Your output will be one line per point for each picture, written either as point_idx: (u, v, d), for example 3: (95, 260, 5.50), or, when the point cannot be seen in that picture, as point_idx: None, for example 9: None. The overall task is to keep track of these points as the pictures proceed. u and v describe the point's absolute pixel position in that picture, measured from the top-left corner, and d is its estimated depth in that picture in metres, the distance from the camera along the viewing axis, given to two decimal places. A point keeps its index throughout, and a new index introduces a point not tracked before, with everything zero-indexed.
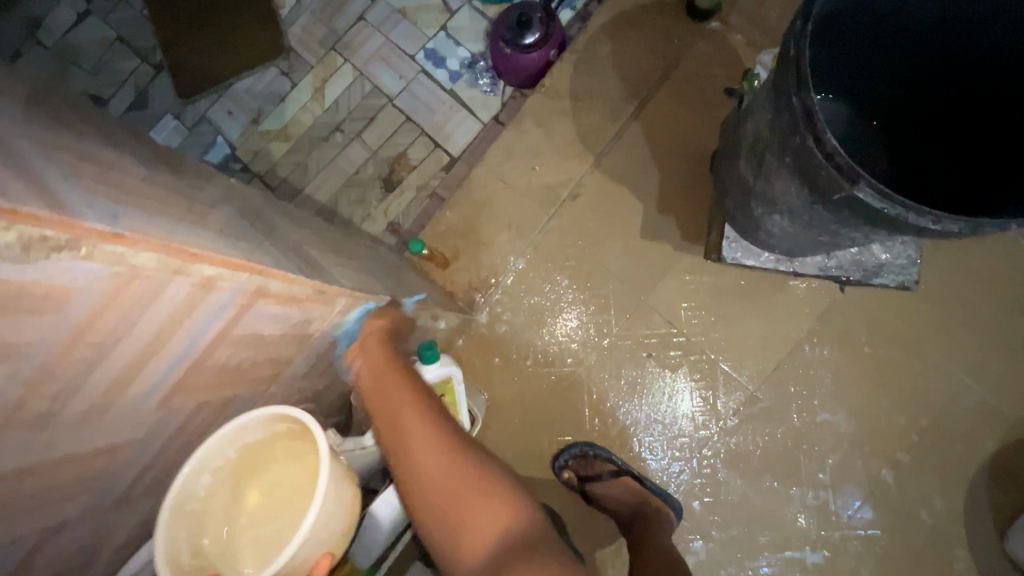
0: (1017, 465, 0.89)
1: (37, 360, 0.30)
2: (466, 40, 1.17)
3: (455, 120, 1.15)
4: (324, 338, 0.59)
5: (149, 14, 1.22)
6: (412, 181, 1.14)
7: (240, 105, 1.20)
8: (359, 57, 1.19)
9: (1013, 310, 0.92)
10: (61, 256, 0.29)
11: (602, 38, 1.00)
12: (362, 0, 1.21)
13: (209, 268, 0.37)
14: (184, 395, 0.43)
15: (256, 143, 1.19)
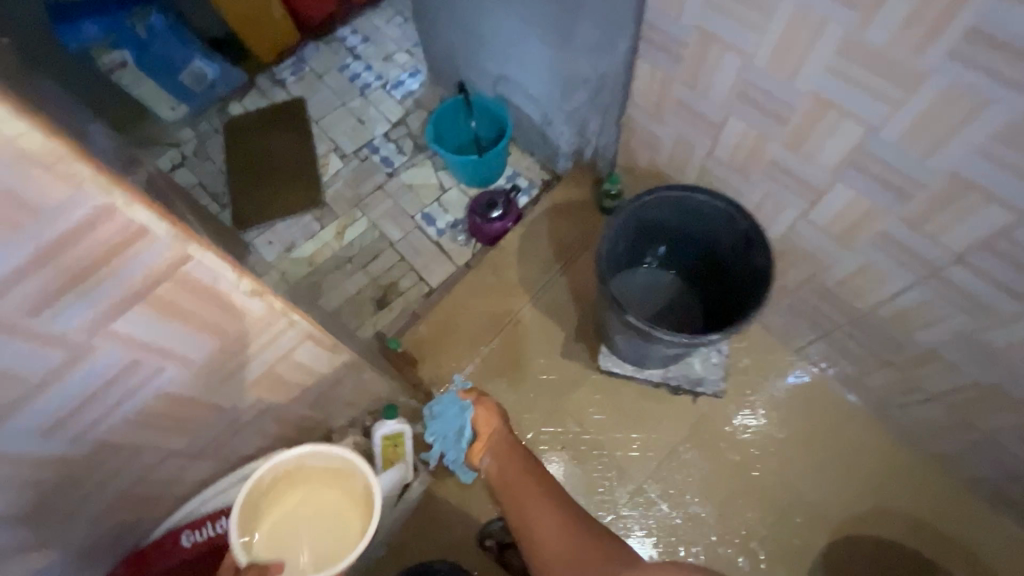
0: (838, 560, 1.19)
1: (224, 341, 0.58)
2: (453, 212, 1.73)
3: (436, 262, 1.65)
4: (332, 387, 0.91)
5: (225, 171, 1.89)
6: (398, 303, 1.61)
7: (279, 239, 1.75)
8: (373, 214, 1.77)
9: (832, 431, 1.28)
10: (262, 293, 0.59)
11: (542, 220, 1.53)
12: (382, 178, 1.83)
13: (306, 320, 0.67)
14: (251, 394, 0.71)
15: (286, 265, 1.71)
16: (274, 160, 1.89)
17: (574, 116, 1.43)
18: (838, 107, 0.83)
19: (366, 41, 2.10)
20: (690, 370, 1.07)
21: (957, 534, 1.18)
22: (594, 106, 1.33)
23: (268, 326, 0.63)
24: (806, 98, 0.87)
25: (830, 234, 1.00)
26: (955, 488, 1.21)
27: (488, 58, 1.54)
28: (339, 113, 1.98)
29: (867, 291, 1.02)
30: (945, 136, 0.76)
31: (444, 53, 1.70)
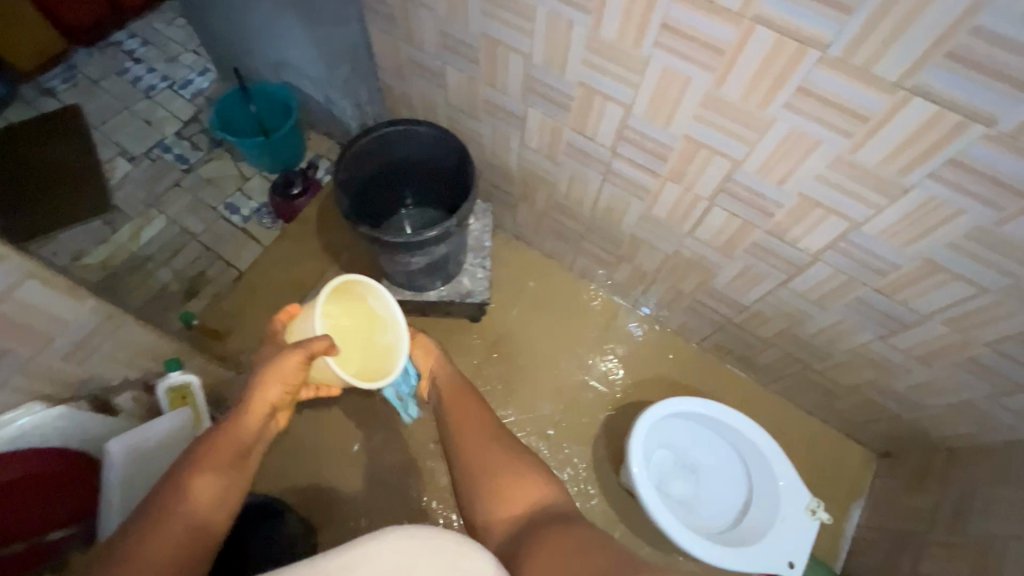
0: (615, 425, 1.48)
1: None
2: (257, 198, 1.76)
3: (243, 246, 1.68)
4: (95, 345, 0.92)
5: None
6: (208, 289, 1.60)
7: (64, 248, 1.66)
8: (171, 210, 1.74)
9: (601, 327, 1.58)
10: None
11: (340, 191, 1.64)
12: (177, 174, 1.80)
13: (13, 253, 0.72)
14: None
15: (75, 273, 1.62)
16: (50, 170, 1.78)
17: (346, 90, 1.55)
18: (502, 44, 1.01)
19: (144, 43, 2.03)
20: (459, 288, 1.29)
21: (695, 384, 1.53)
22: (358, 76, 1.46)
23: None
24: (483, 39, 1.03)
25: (545, 154, 1.22)
26: (690, 350, 1.56)
27: (258, 44, 1.60)
28: (122, 115, 1.90)
29: (583, 197, 1.27)
30: (564, 58, 0.95)
31: (219, 44, 1.72)
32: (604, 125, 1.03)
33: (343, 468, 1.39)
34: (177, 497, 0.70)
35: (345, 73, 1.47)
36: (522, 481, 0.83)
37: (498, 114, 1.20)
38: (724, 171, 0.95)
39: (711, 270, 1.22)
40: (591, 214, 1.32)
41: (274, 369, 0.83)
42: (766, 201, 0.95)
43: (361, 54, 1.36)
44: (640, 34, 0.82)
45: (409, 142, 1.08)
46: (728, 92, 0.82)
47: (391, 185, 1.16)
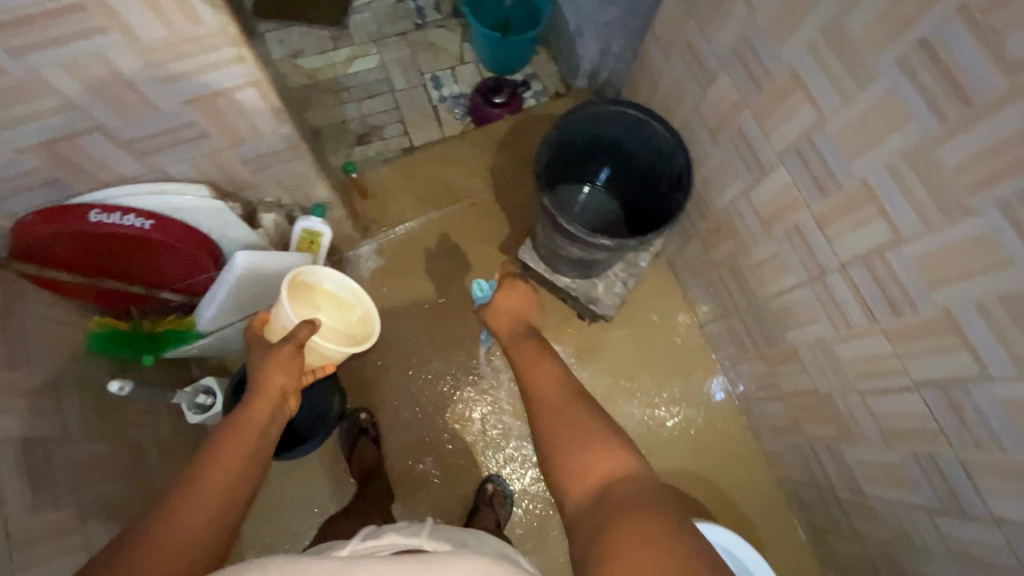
0: None
1: (168, 35, 0.64)
2: (461, 85, 1.74)
3: (426, 124, 1.69)
4: (272, 163, 0.95)
5: None
6: (377, 145, 1.65)
7: (289, 41, 1.75)
8: (385, 56, 1.76)
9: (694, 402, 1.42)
10: (215, 8, 0.63)
11: (535, 122, 1.56)
12: (408, 25, 1.80)
13: (251, 60, 0.72)
14: (183, 110, 0.75)
15: (286, 68, 1.72)
16: None
17: (601, 32, 1.43)
18: (804, 87, 0.84)
19: None
20: (590, 290, 1.18)
21: (750, 516, 1.35)
22: (621, 26, 1.32)
23: (208, 46, 0.67)
24: (787, 71, 0.86)
25: (760, 217, 1.05)
26: (767, 482, 1.37)
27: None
28: None
29: (768, 280, 1.11)
30: (868, 145, 0.78)
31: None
32: (856, 238, 0.85)
33: (387, 372, 1.38)
34: (209, 458, 0.72)
35: (612, 16, 1.34)
36: (599, 451, 0.77)
37: (741, 148, 1.04)
38: (961, 368, 0.77)
39: (851, 437, 1.04)
40: (764, 301, 1.15)
41: (272, 363, 0.86)
42: (984, 425, 0.78)
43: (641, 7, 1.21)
44: (987, 183, 0.66)
45: (637, 130, 0.97)
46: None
47: (589, 161, 1.07)
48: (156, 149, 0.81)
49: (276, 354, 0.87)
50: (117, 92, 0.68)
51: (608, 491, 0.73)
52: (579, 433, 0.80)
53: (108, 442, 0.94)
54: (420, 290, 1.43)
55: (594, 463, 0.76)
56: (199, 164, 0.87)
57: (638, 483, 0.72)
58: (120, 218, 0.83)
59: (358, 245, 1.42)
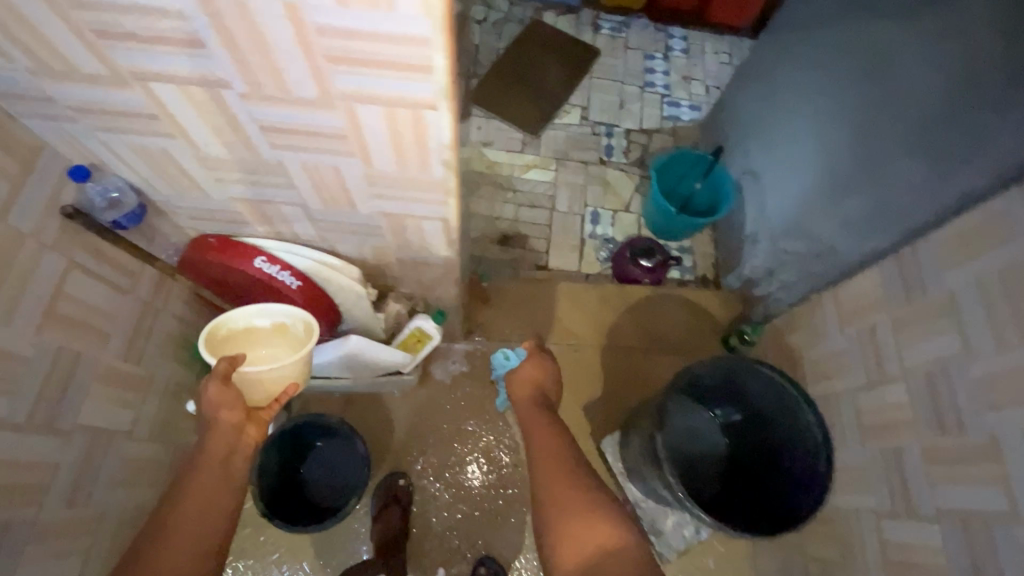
0: None
1: (392, 173, 0.68)
2: (616, 230, 1.76)
3: (567, 252, 1.71)
4: (423, 271, 0.99)
5: (499, 53, 2.03)
6: (515, 252, 1.70)
7: (484, 131, 1.88)
8: (559, 176, 1.83)
9: None
10: (447, 171, 0.67)
11: (670, 302, 1.51)
12: (592, 157, 1.88)
13: (453, 207, 0.75)
14: (375, 217, 0.80)
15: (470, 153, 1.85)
16: (535, 75, 1.99)
17: (775, 254, 1.38)
18: (1001, 468, 0.72)
19: (685, 51, 2.09)
20: (657, 520, 1.06)
21: None
22: (801, 262, 1.26)
23: (426, 189, 0.71)
24: (982, 436, 0.75)
25: (883, 550, 0.90)
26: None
27: (754, 147, 1.51)
28: (614, 84, 2.01)
29: None
30: None
31: (727, 113, 1.69)
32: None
33: (418, 481, 1.32)
34: (172, 512, 0.68)
35: (793, 247, 1.30)
36: (592, 518, 0.76)
37: (890, 467, 0.91)
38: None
39: None
40: None
41: (206, 406, 0.75)
42: None
43: (830, 260, 1.15)
44: None
45: (779, 397, 0.88)
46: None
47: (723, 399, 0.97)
48: (336, 230, 0.86)
49: (206, 397, 0.75)
50: (332, 193, 0.74)
51: (600, 562, 0.72)
52: (575, 501, 0.79)
53: (161, 445, 0.96)
54: (489, 412, 1.38)
55: (590, 533, 0.75)
56: (363, 250, 0.92)
57: (629, 562, 0.72)
58: (278, 271, 0.88)
59: (456, 343, 1.42)
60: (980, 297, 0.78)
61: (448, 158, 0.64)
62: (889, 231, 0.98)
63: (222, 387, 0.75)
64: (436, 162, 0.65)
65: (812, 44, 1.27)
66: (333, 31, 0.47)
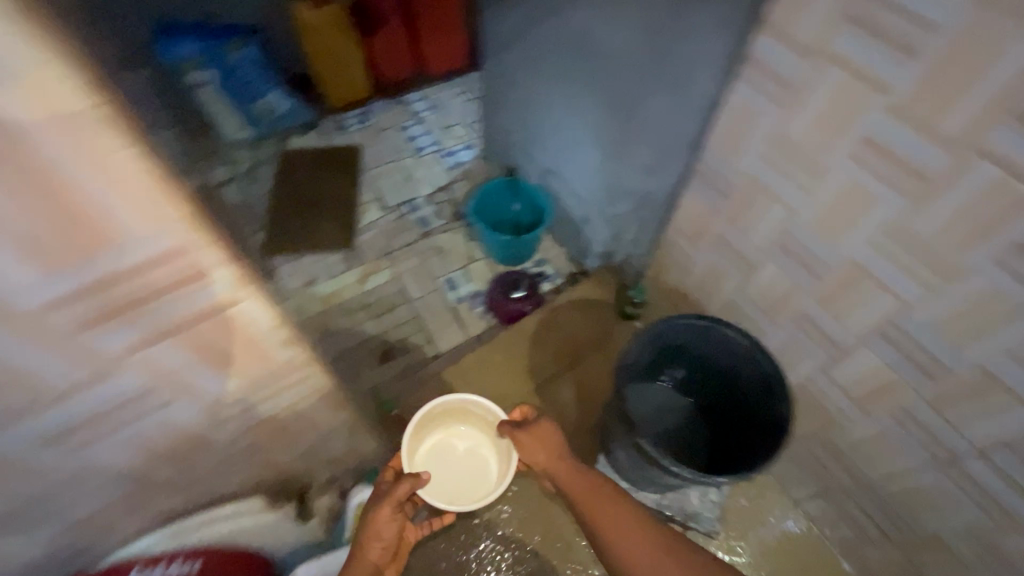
0: None
1: (220, 391, 0.61)
2: (476, 282, 1.76)
3: (448, 327, 1.65)
4: (327, 446, 0.88)
5: (271, 195, 1.92)
6: (404, 359, 1.60)
7: (300, 270, 1.74)
8: (397, 268, 1.78)
9: None
10: (285, 352, 0.62)
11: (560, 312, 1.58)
12: (414, 234, 1.86)
13: (309, 377, 0.69)
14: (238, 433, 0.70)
15: (302, 300, 1.70)
16: (320, 192, 1.92)
17: (610, 222, 1.48)
18: (873, 276, 0.84)
19: (432, 107, 2.17)
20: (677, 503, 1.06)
21: None
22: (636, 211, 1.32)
23: (281, 377, 0.66)
24: (845, 263, 0.87)
25: (849, 395, 0.97)
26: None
27: (541, 151, 1.60)
28: (390, 164, 2.00)
29: (879, 462, 0.98)
30: (972, 335, 0.75)
31: (499, 138, 1.79)
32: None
33: None
34: None
35: (617, 211, 1.41)
36: (647, 546, 0.75)
37: (803, 329, 1.01)
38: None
39: None
40: (880, 486, 1.00)
41: (378, 520, 0.79)
42: None
43: (651, 203, 1.26)
44: None
45: (705, 335, 0.98)
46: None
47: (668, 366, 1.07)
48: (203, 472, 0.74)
49: (375, 516, 0.79)
50: (176, 444, 0.65)
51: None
52: (635, 531, 0.76)
53: None
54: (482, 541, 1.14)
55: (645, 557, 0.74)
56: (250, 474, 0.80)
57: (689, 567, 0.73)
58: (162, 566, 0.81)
59: None
60: (772, 169, 0.92)
61: (280, 341, 0.60)
62: (671, 152, 1.11)
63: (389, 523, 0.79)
64: (269, 356, 0.61)
65: (526, 51, 1.41)
66: (79, 299, 0.42)
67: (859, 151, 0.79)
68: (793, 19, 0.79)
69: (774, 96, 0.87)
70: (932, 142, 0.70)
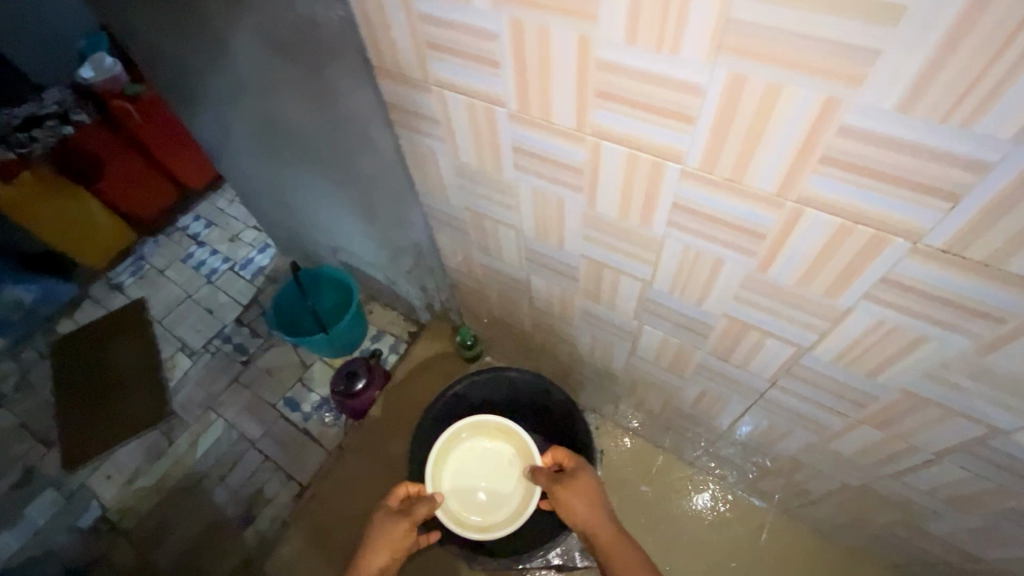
0: None
1: None
2: (319, 388, 1.54)
3: (305, 453, 1.44)
4: None
5: (54, 400, 1.63)
6: (267, 514, 1.35)
7: (118, 470, 1.47)
8: (229, 412, 1.53)
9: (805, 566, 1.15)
10: None
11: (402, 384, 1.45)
12: (237, 365, 1.62)
13: None
14: None
15: (128, 501, 1.42)
16: (113, 370, 1.67)
17: (409, 277, 1.34)
18: (607, 265, 0.76)
19: (209, 224, 1.96)
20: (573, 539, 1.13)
21: None
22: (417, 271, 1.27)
23: None
24: (580, 259, 0.78)
25: None
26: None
27: (317, 234, 1.48)
28: (183, 305, 1.77)
29: None
30: (704, 288, 0.67)
31: (288, 235, 1.62)
32: (892, 465, 0.76)
33: None
34: None
35: (399, 257, 1.27)
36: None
37: None
38: (973, 437, 0.61)
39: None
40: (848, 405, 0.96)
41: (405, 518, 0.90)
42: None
43: (423, 260, 1.20)
44: (835, 287, 0.55)
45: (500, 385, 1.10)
46: (905, 383, 0.60)
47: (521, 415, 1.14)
48: None
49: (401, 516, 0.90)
50: None
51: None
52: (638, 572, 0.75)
53: None
54: None
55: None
56: None
57: None
58: None
59: None
60: (475, 196, 0.81)
61: None
62: (399, 217, 1.08)
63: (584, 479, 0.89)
64: None
65: (248, 159, 1.30)
66: None
67: (521, 163, 0.68)
68: (355, 85, 0.79)
69: (396, 153, 0.88)
70: (569, 141, 0.59)
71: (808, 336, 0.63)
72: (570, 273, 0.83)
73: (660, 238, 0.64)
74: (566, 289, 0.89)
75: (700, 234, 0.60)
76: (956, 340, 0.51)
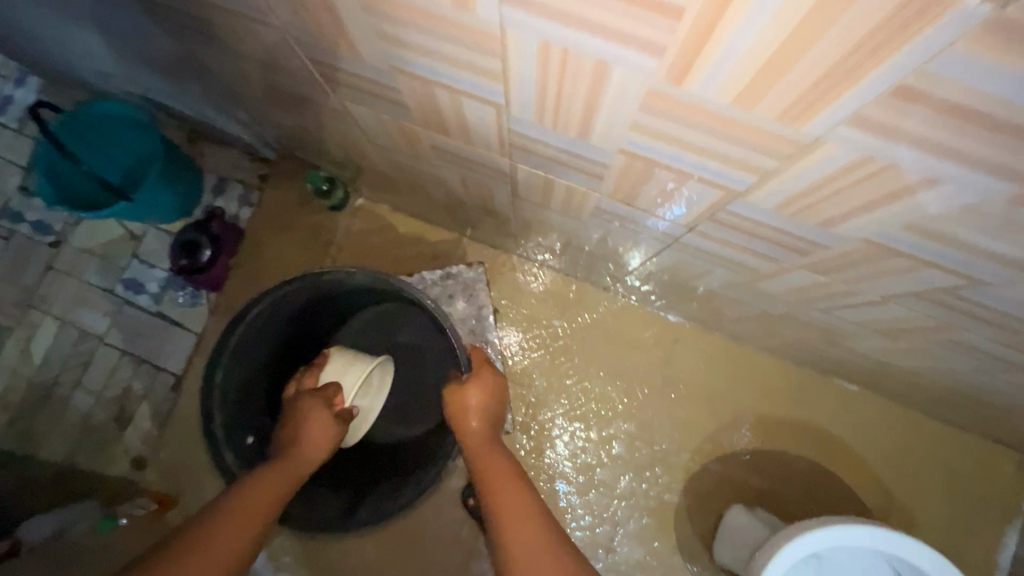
0: (742, 490, 1.10)
1: None
2: (163, 264, 1.24)
3: (168, 340, 1.21)
4: None
5: None
6: (145, 411, 1.18)
7: None
8: (58, 307, 1.24)
9: (720, 373, 1.14)
10: None
11: (256, 248, 1.17)
12: (47, 249, 1.26)
13: None
14: None
15: None
16: None
17: (221, 106, 0.96)
18: (441, 84, 0.46)
19: None
20: None
21: (848, 435, 1.12)
22: (223, 97, 0.90)
23: None
24: (397, 74, 0.48)
25: None
26: (846, 396, 1.13)
27: (67, 48, 1.00)
28: None
29: None
30: (586, 116, 0.41)
31: (39, 55, 1.12)
32: (828, 301, 0.63)
33: None
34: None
35: (189, 75, 0.88)
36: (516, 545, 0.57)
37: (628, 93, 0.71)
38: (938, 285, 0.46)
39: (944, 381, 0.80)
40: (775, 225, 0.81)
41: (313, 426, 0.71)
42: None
43: (216, 79, 0.82)
44: (803, 106, 0.30)
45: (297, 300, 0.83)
46: (871, 233, 0.42)
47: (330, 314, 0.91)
48: None
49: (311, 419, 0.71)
50: None
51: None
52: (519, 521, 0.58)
53: None
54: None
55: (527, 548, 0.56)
56: None
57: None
58: None
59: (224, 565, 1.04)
60: None
61: None
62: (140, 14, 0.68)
63: (491, 392, 0.70)
64: None
65: None
66: None
67: None
68: None
69: None
70: None
71: (743, 179, 0.41)
72: (397, 97, 0.53)
73: (499, 29, 0.34)
74: (402, 117, 0.59)
75: (565, 17, 0.31)
76: (978, 182, 0.31)
